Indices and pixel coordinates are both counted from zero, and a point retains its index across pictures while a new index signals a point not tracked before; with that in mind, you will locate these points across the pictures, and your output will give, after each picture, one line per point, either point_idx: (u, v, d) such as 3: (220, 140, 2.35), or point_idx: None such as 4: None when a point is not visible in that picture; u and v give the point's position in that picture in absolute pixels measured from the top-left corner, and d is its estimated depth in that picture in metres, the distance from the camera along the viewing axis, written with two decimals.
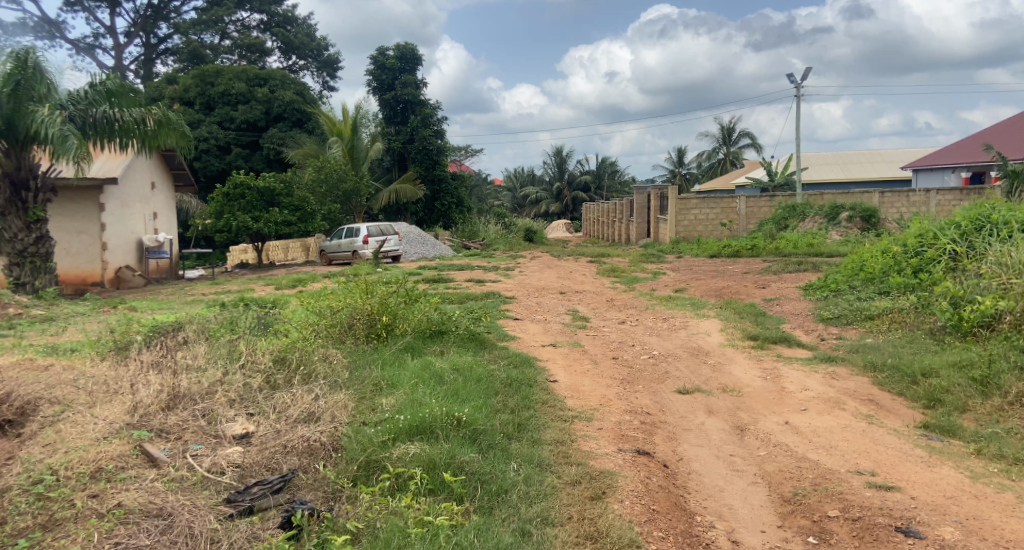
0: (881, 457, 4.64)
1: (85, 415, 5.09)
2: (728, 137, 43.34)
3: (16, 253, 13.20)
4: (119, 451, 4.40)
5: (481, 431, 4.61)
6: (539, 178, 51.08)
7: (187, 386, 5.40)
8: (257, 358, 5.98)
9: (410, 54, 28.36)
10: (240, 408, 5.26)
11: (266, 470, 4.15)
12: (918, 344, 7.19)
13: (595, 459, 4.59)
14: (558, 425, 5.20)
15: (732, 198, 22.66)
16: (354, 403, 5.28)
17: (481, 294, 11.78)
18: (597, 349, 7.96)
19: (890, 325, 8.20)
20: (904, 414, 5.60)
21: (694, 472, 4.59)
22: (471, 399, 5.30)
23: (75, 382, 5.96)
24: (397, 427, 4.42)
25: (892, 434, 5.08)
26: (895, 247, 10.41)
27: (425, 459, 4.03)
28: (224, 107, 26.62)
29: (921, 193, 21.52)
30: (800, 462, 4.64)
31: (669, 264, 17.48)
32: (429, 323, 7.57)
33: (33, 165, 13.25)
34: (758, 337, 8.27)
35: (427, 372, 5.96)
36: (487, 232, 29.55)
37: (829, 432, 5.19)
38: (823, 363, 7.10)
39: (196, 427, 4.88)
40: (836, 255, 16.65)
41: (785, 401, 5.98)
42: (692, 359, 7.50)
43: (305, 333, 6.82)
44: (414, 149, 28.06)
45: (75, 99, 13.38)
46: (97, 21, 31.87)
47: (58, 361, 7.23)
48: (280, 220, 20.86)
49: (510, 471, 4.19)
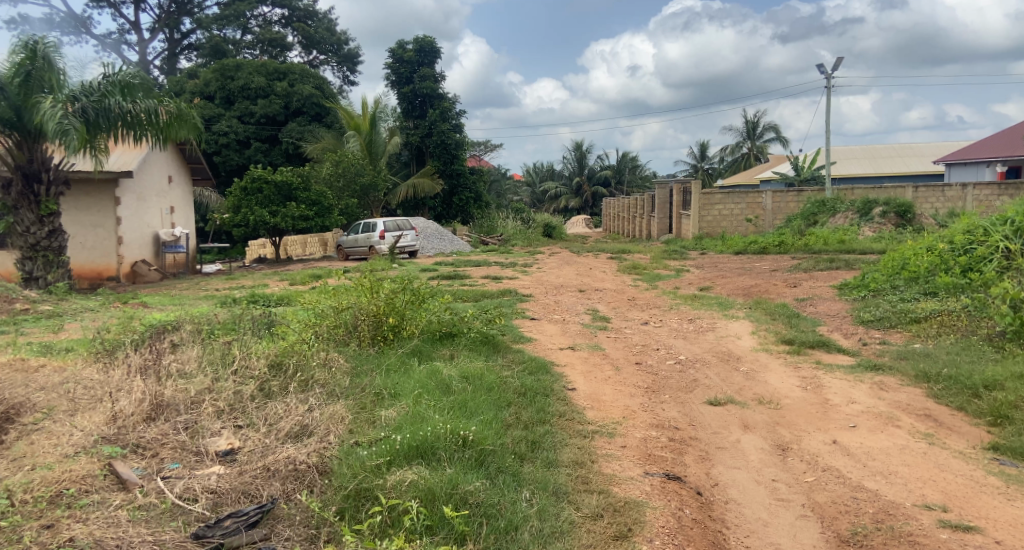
0: (952, 487, 4.05)
1: (62, 424, 4.62)
2: (752, 131, 42.52)
3: (28, 247, 12.77)
4: (85, 470, 3.87)
5: (489, 452, 4.08)
6: (558, 172, 50.45)
7: (172, 394, 4.88)
8: (251, 362, 5.46)
9: (430, 47, 27.80)
10: (229, 420, 4.74)
11: (245, 498, 3.62)
12: (975, 352, 6.56)
13: (618, 486, 4.05)
14: (576, 443, 4.66)
15: (759, 193, 21.84)
16: (353, 415, 4.79)
17: (497, 292, 11.26)
18: (619, 353, 7.39)
19: (939, 330, 7.55)
20: (967, 432, 4.99)
21: (732, 501, 4.03)
22: (480, 412, 4.80)
23: (59, 388, 5.47)
24: (394, 448, 3.89)
25: (958, 458, 4.48)
26: (940, 244, 9.71)
27: (423, 488, 3.49)
28: (244, 101, 26.33)
29: (959, 188, 20.62)
30: (856, 492, 4.06)
31: (692, 262, 16.67)
32: (439, 325, 7.11)
33: (46, 158, 12.92)
34: (793, 342, 7.66)
35: (433, 380, 5.44)
36: (506, 226, 28.87)
37: (885, 454, 4.60)
38: (868, 372, 6.47)
39: (175, 443, 4.34)
40: (869, 252, 15.91)
41: (831, 417, 5.37)
42: (722, 365, 6.90)
43: (305, 334, 6.29)
44: (433, 143, 27.57)
45: (88, 91, 12.72)
46: (121, 17, 31.78)
47: (50, 362, 6.77)
48: (296, 214, 20.43)
49: (522, 501, 3.66)
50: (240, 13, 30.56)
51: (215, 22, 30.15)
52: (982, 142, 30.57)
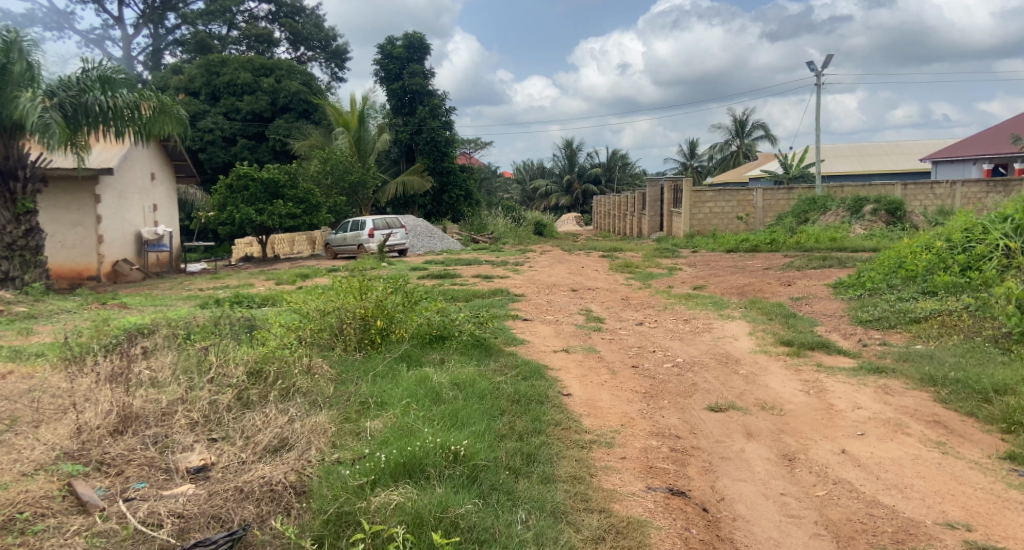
0: (973, 502, 3.87)
1: (25, 437, 4.30)
2: (741, 129, 42.51)
3: (4, 246, 12.31)
4: (42, 490, 3.55)
5: (482, 469, 3.83)
6: (548, 170, 50.17)
7: (142, 405, 4.56)
8: (229, 370, 5.15)
9: (418, 43, 27.49)
10: (203, 432, 4.44)
11: (216, 523, 3.33)
12: (981, 354, 6.35)
13: (619, 503, 3.81)
14: (573, 455, 4.41)
15: (749, 190, 21.66)
16: (335, 427, 4.51)
17: (489, 292, 10.98)
18: (615, 356, 7.12)
19: (941, 331, 7.34)
20: (981, 440, 4.78)
21: (741, 519, 3.79)
22: (472, 423, 4.54)
23: (25, 397, 5.14)
24: (379, 466, 3.62)
25: (976, 469, 4.28)
26: (938, 243, 9.51)
27: (410, 512, 3.24)
28: (229, 97, 25.89)
29: (948, 185, 20.51)
30: (871, 508, 3.85)
31: (685, 261, 16.46)
32: (429, 328, 6.81)
33: (22, 155, 12.52)
34: (792, 343, 7.41)
35: (423, 388, 5.15)
36: (496, 224, 28.59)
37: (897, 465, 4.37)
38: (871, 376, 6.24)
39: (144, 459, 4.04)
40: (862, 250, 15.78)
41: (837, 423, 5.13)
42: (722, 369, 6.65)
43: (287, 340, 6.00)
44: (422, 140, 27.23)
45: (66, 85, 12.32)
46: (105, 13, 31.22)
47: (20, 369, 6.42)
48: (283, 212, 20.07)
49: (517, 523, 3.41)
50: (226, 8, 30.02)
51: (200, 18, 29.76)
52: (969, 139, 30.59)
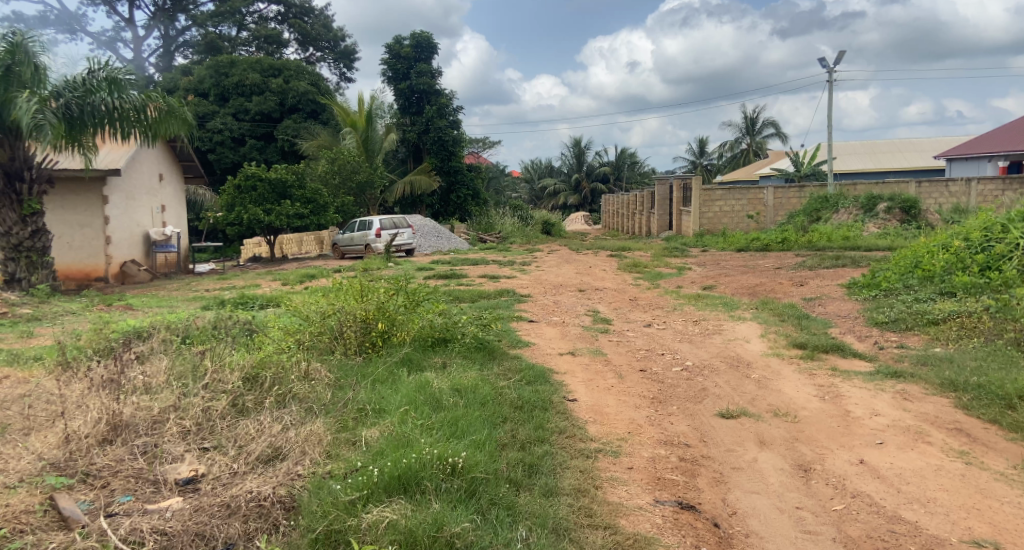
0: (1000, 518, 3.67)
1: (12, 446, 4.15)
2: (752, 127, 42.16)
3: (11, 247, 12.23)
4: (23, 504, 3.39)
5: (480, 481, 3.65)
6: (557, 169, 49.97)
7: (132, 413, 4.39)
8: (224, 375, 4.98)
9: (426, 42, 27.35)
10: (194, 441, 4.28)
11: (200, 542, 3.18)
12: (1003, 358, 6.12)
13: (625, 518, 3.63)
14: (578, 465, 4.22)
15: (760, 188, 21.37)
16: (331, 436, 4.33)
17: (496, 293, 10.81)
18: (622, 359, 6.93)
19: (961, 333, 7.10)
20: (1006, 449, 4.56)
21: (754, 535, 3.61)
22: (472, 432, 4.36)
23: (16, 403, 5.00)
24: (372, 480, 3.45)
25: (1001, 482, 4.07)
26: (957, 242, 9.24)
27: (402, 531, 3.09)
28: (238, 98, 25.81)
29: (962, 183, 20.15)
30: (893, 524, 3.66)
31: (694, 260, 16.26)
32: (431, 330, 6.60)
33: (28, 156, 12.43)
34: (806, 346, 7.19)
35: (422, 394, 4.98)
36: (504, 223, 28.35)
37: (920, 477, 4.16)
38: (888, 380, 6.01)
39: (131, 470, 3.88)
40: (875, 250, 15.52)
41: (854, 432, 4.92)
42: (732, 373, 6.43)
43: (283, 344, 5.82)
44: (429, 139, 27.06)
45: (72, 86, 12.19)
46: (115, 15, 31.27)
47: (16, 374, 6.29)
48: (291, 213, 19.95)
49: (516, 542, 3.24)
50: (235, 10, 29.97)
51: (209, 19, 29.72)
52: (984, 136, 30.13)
